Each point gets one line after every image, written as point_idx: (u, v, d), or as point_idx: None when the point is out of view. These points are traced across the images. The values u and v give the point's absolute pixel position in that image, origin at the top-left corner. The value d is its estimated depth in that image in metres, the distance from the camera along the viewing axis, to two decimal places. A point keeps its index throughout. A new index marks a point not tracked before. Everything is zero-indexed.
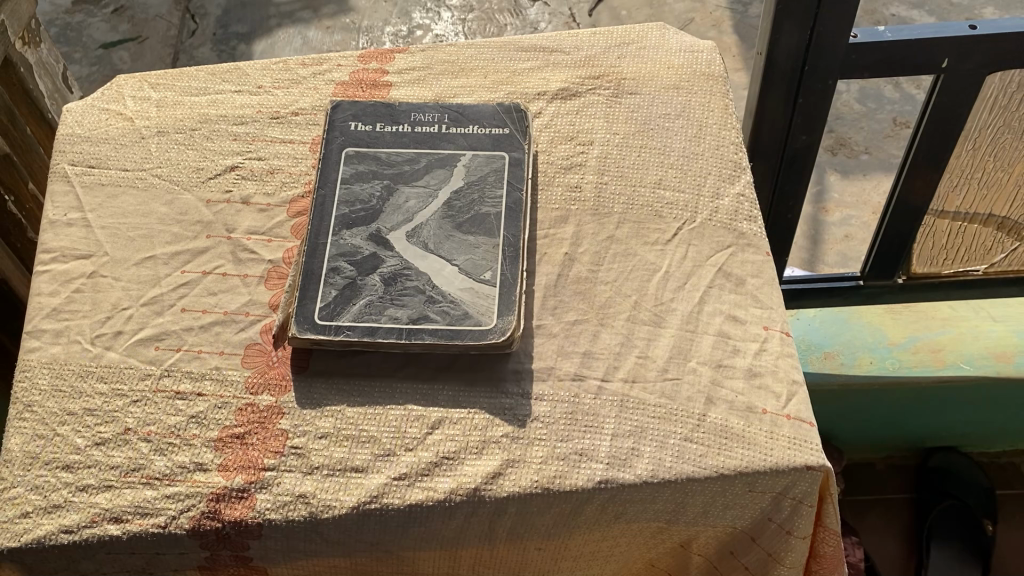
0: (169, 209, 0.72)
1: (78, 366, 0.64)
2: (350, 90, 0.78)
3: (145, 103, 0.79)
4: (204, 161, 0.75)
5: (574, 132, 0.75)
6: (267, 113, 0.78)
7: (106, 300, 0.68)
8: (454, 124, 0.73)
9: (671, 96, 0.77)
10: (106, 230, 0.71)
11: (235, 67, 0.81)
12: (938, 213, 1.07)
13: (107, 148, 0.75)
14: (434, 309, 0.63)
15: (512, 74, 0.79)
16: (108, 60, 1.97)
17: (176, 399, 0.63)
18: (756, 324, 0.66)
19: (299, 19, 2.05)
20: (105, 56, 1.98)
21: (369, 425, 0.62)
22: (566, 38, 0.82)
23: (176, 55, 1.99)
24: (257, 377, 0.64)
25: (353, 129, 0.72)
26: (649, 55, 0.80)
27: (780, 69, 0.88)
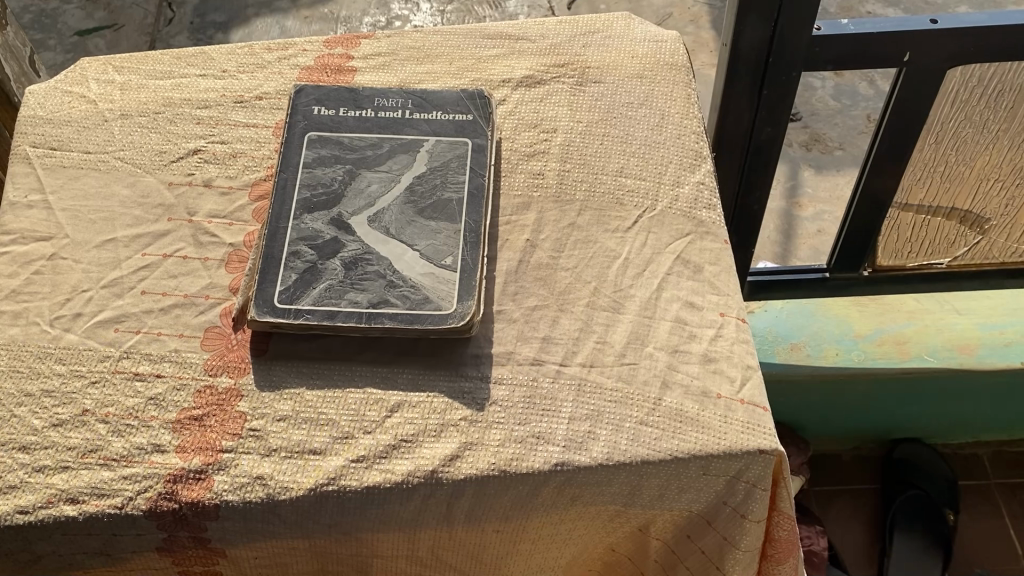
0: (130, 192, 0.72)
1: (37, 348, 0.64)
2: (315, 75, 0.78)
3: (109, 86, 0.78)
4: (166, 144, 0.74)
5: (538, 120, 0.75)
6: (231, 97, 0.77)
7: (66, 282, 0.67)
8: (417, 111, 0.73)
9: (635, 85, 0.78)
10: (67, 212, 0.70)
11: (201, 51, 0.81)
12: (901, 206, 1.07)
13: (69, 130, 0.75)
14: (394, 294, 0.63)
15: (477, 61, 0.79)
16: (83, 47, 1.96)
17: (135, 380, 0.63)
18: (713, 311, 0.66)
19: (278, 9, 2.03)
20: (79, 44, 1.96)
21: (328, 408, 0.62)
22: (533, 26, 0.82)
23: (152, 44, 1.97)
24: (216, 359, 0.64)
25: (316, 113, 0.72)
26: (614, 44, 0.81)
27: (744, 61, 0.88)
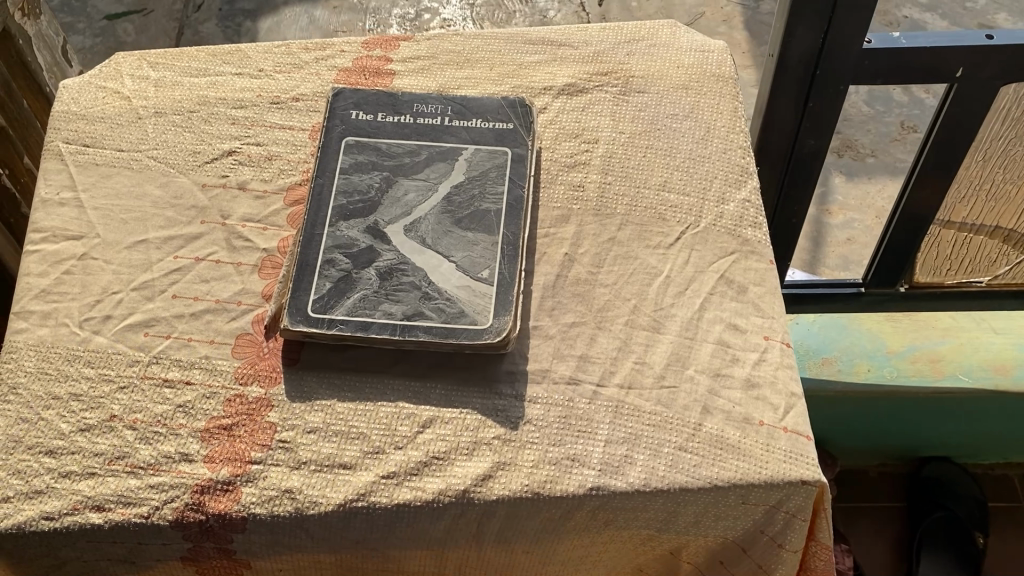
0: (163, 192, 0.70)
1: (66, 350, 0.64)
2: (353, 77, 0.75)
3: (143, 82, 0.76)
4: (200, 144, 0.72)
5: (580, 129, 0.72)
6: (267, 97, 0.74)
7: (97, 283, 0.66)
8: (457, 117, 0.71)
9: (679, 96, 0.73)
10: (99, 211, 0.69)
11: (237, 48, 0.78)
12: (944, 223, 1.05)
13: (102, 127, 0.73)
14: (429, 306, 0.61)
15: (518, 67, 0.75)
16: (111, 31, 1.93)
17: (164, 387, 0.62)
18: (757, 334, 0.64)
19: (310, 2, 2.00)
20: (108, 28, 1.93)
21: (360, 421, 0.61)
22: (575, 32, 0.78)
23: (180, 30, 1.96)
24: (246, 368, 0.63)
25: (354, 117, 0.70)
26: (660, 53, 0.76)
27: (791, 72, 0.85)
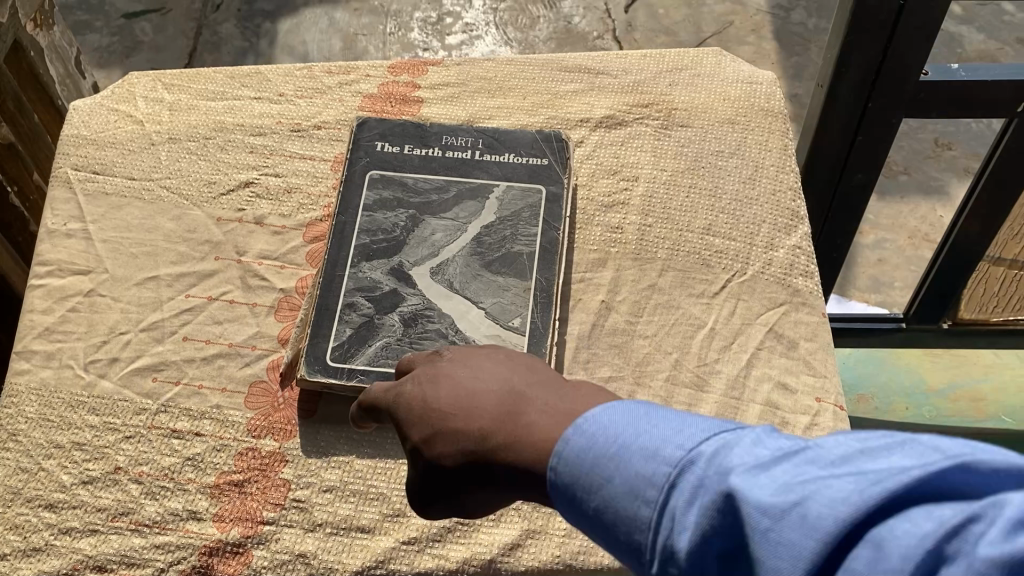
0: (175, 225, 0.66)
1: (69, 395, 0.60)
2: (378, 104, 0.71)
3: (157, 105, 0.72)
4: (216, 174, 0.68)
5: (618, 165, 0.68)
6: (287, 125, 0.70)
7: (103, 322, 0.63)
8: (488, 151, 0.67)
9: (725, 132, 0.69)
10: (107, 244, 0.65)
11: (257, 71, 0.74)
12: (993, 259, 0.99)
13: (113, 153, 0.69)
14: None
15: (553, 97, 0.71)
16: (130, 31, 1.69)
17: (172, 439, 0.58)
18: (808, 395, 0.59)
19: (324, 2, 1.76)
20: (127, 27, 1.70)
21: (379, 480, 0.57)
22: (613, 58, 0.73)
23: (199, 30, 1.71)
24: (260, 419, 0.59)
25: (379, 150, 0.66)
26: (705, 84, 0.71)
27: (841, 105, 0.79)
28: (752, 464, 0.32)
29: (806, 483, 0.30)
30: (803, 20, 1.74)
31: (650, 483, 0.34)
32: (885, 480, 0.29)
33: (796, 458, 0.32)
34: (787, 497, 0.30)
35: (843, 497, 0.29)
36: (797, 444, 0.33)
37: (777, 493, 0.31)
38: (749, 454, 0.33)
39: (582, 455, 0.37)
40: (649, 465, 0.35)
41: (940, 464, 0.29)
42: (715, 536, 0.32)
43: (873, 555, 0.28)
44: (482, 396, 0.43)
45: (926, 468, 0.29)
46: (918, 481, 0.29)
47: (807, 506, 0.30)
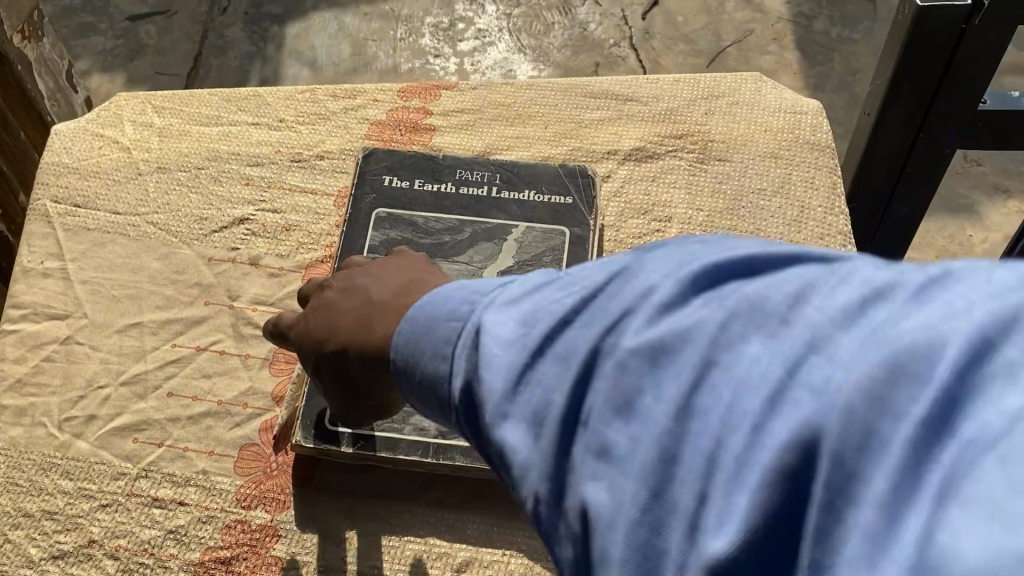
0: (163, 265, 0.60)
1: (40, 457, 0.54)
2: (386, 132, 0.65)
3: (146, 131, 0.66)
4: (208, 209, 0.62)
5: (649, 203, 0.61)
6: (287, 155, 0.64)
7: (80, 374, 0.57)
8: (507, 188, 0.60)
9: (767, 167, 0.62)
10: (88, 286, 0.59)
11: (255, 94, 0.68)
12: None
13: (96, 183, 0.63)
14: None
15: (577, 126, 0.65)
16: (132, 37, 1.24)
17: (153, 508, 0.52)
18: None
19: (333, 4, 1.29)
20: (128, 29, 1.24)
21: (382, 560, 0.50)
22: (643, 83, 0.67)
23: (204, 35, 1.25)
24: (250, 488, 0.53)
25: (387, 185, 0.60)
26: (743, 114, 0.65)
27: (891, 133, 0.70)
28: (528, 299, 0.29)
29: (563, 308, 0.28)
30: (827, 30, 1.26)
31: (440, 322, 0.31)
32: (637, 293, 0.26)
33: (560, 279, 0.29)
34: (544, 325, 0.27)
35: (594, 321, 0.27)
36: (567, 265, 0.30)
37: (536, 325, 0.28)
38: (520, 285, 0.30)
39: (401, 307, 0.35)
40: (451, 320, 0.31)
41: (693, 267, 0.26)
42: (481, 372, 0.28)
43: (615, 373, 0.25)
44: (342, 302, 0.41)
45: (680, 275, 0.26)
46: (673, 293, 0.26)
47: (563, 341, 0.27)
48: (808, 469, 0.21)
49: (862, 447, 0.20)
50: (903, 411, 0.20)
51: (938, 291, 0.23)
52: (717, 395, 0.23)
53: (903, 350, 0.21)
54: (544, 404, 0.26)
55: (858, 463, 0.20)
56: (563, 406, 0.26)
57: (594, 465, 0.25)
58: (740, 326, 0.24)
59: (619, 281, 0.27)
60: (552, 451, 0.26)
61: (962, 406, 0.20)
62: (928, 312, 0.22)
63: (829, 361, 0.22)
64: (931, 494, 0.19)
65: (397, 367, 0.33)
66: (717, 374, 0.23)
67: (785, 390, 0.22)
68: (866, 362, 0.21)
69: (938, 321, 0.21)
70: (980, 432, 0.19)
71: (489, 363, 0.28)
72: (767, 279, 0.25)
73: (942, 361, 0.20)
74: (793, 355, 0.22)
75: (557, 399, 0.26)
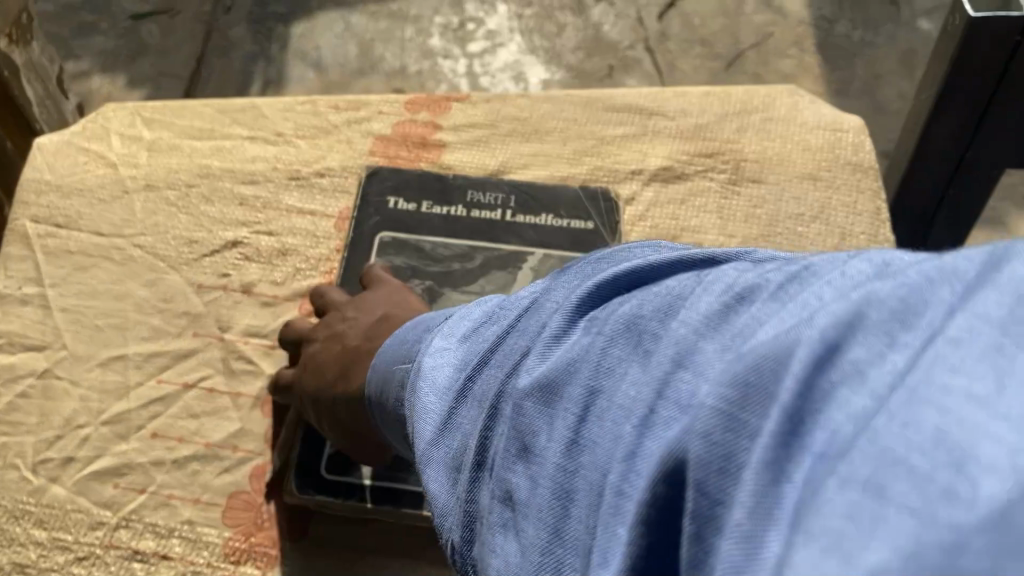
0: (149, 292, 0.55)
1: (12, 504, 0.49)
2: (391, 148, 0.60)
3: (134, 145, 0.61)
4: (199, 231, 0.57)
5: (677, 230, 0.56)
6: (284, 172, 0.60)
7: (58, 412, 0.52)
8: (522, 211, 0.56)
9: (805, 189, 0.57)
10: (68, 315, 0.55)
11: (251, 104, 0.63)
12: None
13: (79, 202, 0.59)
14: None
15: (598, 143, 0.60)
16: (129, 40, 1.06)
17: (133, 562, 0.48)
18: None
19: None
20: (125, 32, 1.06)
21: None
22: (670, 95, 0.62)
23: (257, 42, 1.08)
24: (239, 541, 0.48)
25: (392, 206, 0.56)
26: (779, 131, 0.60)
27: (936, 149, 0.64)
28: (467, 346, 0.30)
29: (486, 353, 0.28)
30: (848, 33, 1.08)
31: (406, 368, 0.35)
32: (534, 329, 0.27)
33: (492, 322, 0.30)
34: (472, 372, 0.28)
35: (503, 360, 0.27)
36: (504, 303, 0.30)
37: (467, 373, 0.29)
38: (463, 331, 0.31)
39: (389, 361, 0.37)
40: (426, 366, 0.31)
41: (579, 297, 0.26)
42: (429, 424, 0.29)
43: (514, 413, 0.25)
44: (351, 341, 0.45)
45: (567, 304, 0.26)
46: (561, 324, 0.26)
47: (480, 385, 0.28)
48: (663, 488, 0.19)
49: (717, 466, 0.18)
50: (749, 424, 0.18)
51: (798, 287, 0.21)
52: (603, 423, 0.22)
53: (751, 359, 0.19)
54: (467, 448, 0.27)
55: (712, 485, 0.18)
56: (477, 448, 0.27)
57: (501, 498, 0.25)
58: (618, 348, 0.23)
59: (524, 316, 0.28)
60: (479, 494, 0.26)
61: (811, 413, 0.17)
62: (781, 311, 0.20)
63: (686, 376, 0.21)
64: (789, 517, 0.16)
65: (404, 428, 0.35)
66: (593, 401, 0.23)
67: (654, 411, 0.21)
68: (711, 371, 0.20)
69: (788, 324, 0.19)
70: (828, 446, 0.17)
71: (434, 415, 0.29)
72: (642, 296, 0.24)
73: (788, 371, 0.18)
74: (660, 370, 0.21)
75: (475, 444, 0.27)
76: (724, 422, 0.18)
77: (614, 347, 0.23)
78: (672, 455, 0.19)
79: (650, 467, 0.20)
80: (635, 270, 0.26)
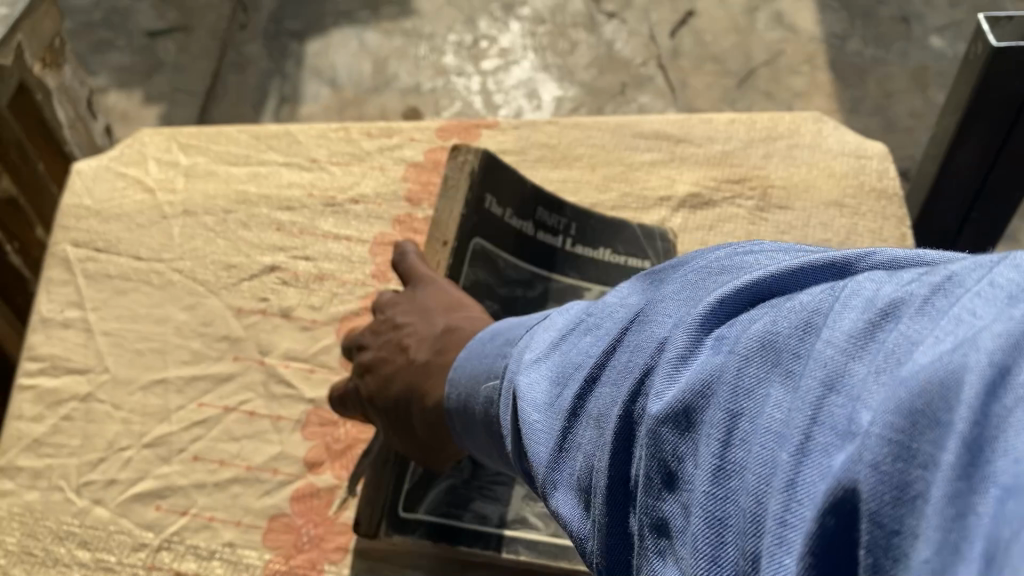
0: (189, 317, 0.57)
1: (57, 524, 0.50)
2: (425, 175, 0.62)
3: (171, 170, 0.62)
4: (237, 256, 0.59)
5: None
6: (320, 198, 0.61)
7: (101, 435, 0.53)
8: (583, 244, 0.56)
9: (831, 217, 0.58)
10: (109, 338, 0.56)
11: (285, 130, 0.64)
12: None
13: (118, 227, 0.60)
14: (534, 510, 0.47)
15: (627, 169, 0.61)
16: (139, 57, 1.08)
17: None
18: None
19: (353, 15, 1.12)
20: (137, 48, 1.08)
21: None
22: (697, 122, 0.63)
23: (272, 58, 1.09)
24: (279, 564, 0.49)
25: (487, 208, 0.53)
26: (805, 158, 0.61)
27: (960, 177, 0.65)
28: (567, 359, 0.29)
29: (594, 371, 0.27)
30: (860, 50, 1.09)
31: (495, 382, 0.35)
32: (648, 346, 0.25)
33: (595, 335, 0.28)
34: (579, 389, 0.27)
35: (614, 381, 0.26)
36: (600, 311, 0.29)
37: (572, 389, 0.27)
38: (563, 342, 0.30)
39: (470, 365, 0.38)
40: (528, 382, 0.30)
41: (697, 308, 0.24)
42: (539, 444, 0.28)
43: (646, 439, 0.24)
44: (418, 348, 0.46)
45: (687, 318, 0.24)
46: (676, 343, 0.24)
47: (596, 406, 0.26)
48: (831, 522, 0.17)
49: (891, 497, 0.16)
50: (923, 453, 0.16)
51: (956, 293, 0.18)
52: (751, 450, 0.20)
53: (915, 383, 0.17)
54: (593, 472, 0.26)
55: (887, 515, 0.16)
56: (601, 472, 0.25)
57: (648, 527, 0.24)
58: (755, 368, 0.21)
59: (638, 330, 0.26)
60: (616, 520, 0.25)
61: (996, 443, 0.15)
62: (942, 325, 0.18)
63: (841, 400, 0.19)
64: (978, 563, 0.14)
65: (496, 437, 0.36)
66: (733, 427, 0.21)
67: (810, 441, 0.19)
68: (871, 397, 0.18)
69: (949, 345, 0.17)
70: (1017, 478, 0.15)
71: (544, 435, 0.28)
72: (774, 310, 0.22)
73: (961, 399, 0.16)
74: (811, 394, 0.19)
75: (600, 466, 0.25)
76: (899, 453, 0.17)
77: (749, 366, 0.22)
78: (836, 491, 0.17)
79: (813, 502, 0.18)
80: (756, 275, 0.24)
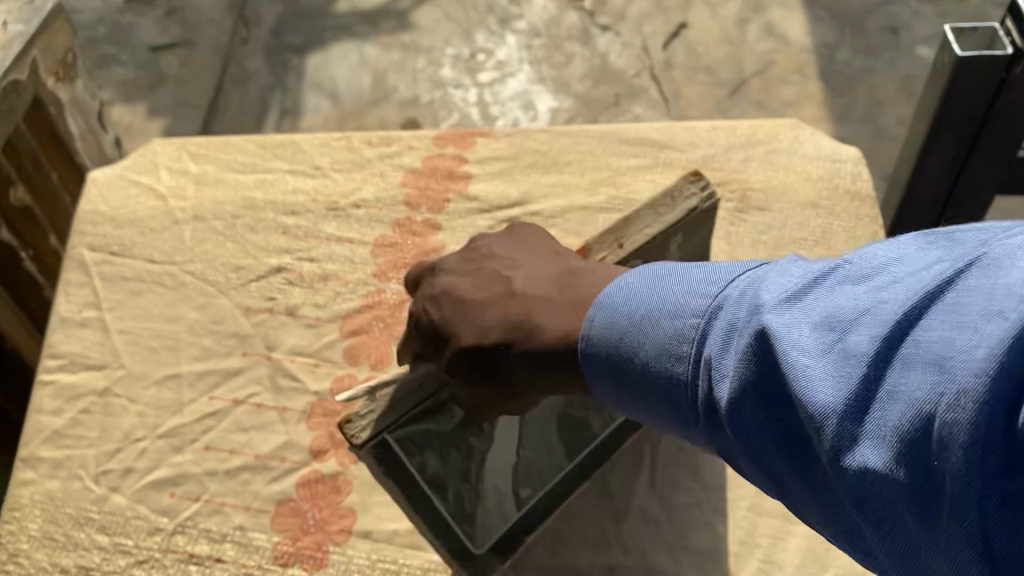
0: (200, 315, 0.60)
1: (77, 511, 0.53)
2: (422, 181, 0.65)
3: (182, 178, 0.66)
4: (245, 258, 0.62)
5: None
6: (323, 203, 0.64)
7: (118, 427, 0.56)
8: None
9: (808, 217, 0.61)
10: (125, 336, 0.59)
11: (289, 140, 0.68)
12: None
13: (133, 232, 0.63)
14: (456, 485, 0.45)
15: (614, 174, 0.64)
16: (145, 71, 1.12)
17: (190, 564, 0.51)
18: None
19: (352, 30, 1.16)
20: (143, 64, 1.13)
21: None
22: (679, 130, 0.67)
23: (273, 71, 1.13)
24: (287, 545, 0.52)
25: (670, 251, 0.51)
26: (782, 162, 0.64)
27: (931, 181, 0.68)
28: (833, 308, 0.25)
29: (907, 315, 0.23)
30: (850, 60, 1.13)
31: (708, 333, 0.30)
32: (997, 287, 0.22)
33: (877, 288, 0.25)
34: (881, 333, 0.24)
35: (952, 324, 0.22)
36: (870, 265, 0.26)
37: (869, 334, 0.24)
38: (834, 288, 0.26)
39: (622, 324, 0.34)
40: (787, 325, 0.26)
41: None
42: (822, 391, 0.24)
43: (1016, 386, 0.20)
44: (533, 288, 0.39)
45: None
46: None
47: (914, 349, 0.23)
48: None
49: None
50: None
51: None
52: None
53: None
54: (915, 424, 0.22)
55: None
56: (962, 422, 0.21)
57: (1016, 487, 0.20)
58: None
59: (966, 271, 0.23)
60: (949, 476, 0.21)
61: None
62: None
63: None
64: None
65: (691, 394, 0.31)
66: None
67: None
68: None
69: None
70: None
71: (827, 379, 0.24)
72: None
73: None
74: None
75: (928, 416, 0.22)
76: None
77: None
78: None
79: None
80: None
